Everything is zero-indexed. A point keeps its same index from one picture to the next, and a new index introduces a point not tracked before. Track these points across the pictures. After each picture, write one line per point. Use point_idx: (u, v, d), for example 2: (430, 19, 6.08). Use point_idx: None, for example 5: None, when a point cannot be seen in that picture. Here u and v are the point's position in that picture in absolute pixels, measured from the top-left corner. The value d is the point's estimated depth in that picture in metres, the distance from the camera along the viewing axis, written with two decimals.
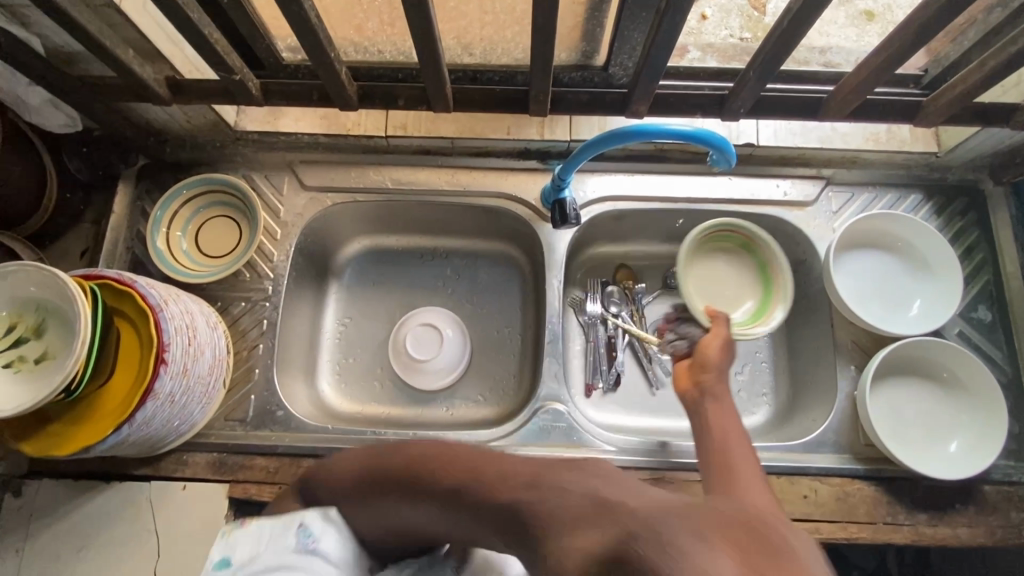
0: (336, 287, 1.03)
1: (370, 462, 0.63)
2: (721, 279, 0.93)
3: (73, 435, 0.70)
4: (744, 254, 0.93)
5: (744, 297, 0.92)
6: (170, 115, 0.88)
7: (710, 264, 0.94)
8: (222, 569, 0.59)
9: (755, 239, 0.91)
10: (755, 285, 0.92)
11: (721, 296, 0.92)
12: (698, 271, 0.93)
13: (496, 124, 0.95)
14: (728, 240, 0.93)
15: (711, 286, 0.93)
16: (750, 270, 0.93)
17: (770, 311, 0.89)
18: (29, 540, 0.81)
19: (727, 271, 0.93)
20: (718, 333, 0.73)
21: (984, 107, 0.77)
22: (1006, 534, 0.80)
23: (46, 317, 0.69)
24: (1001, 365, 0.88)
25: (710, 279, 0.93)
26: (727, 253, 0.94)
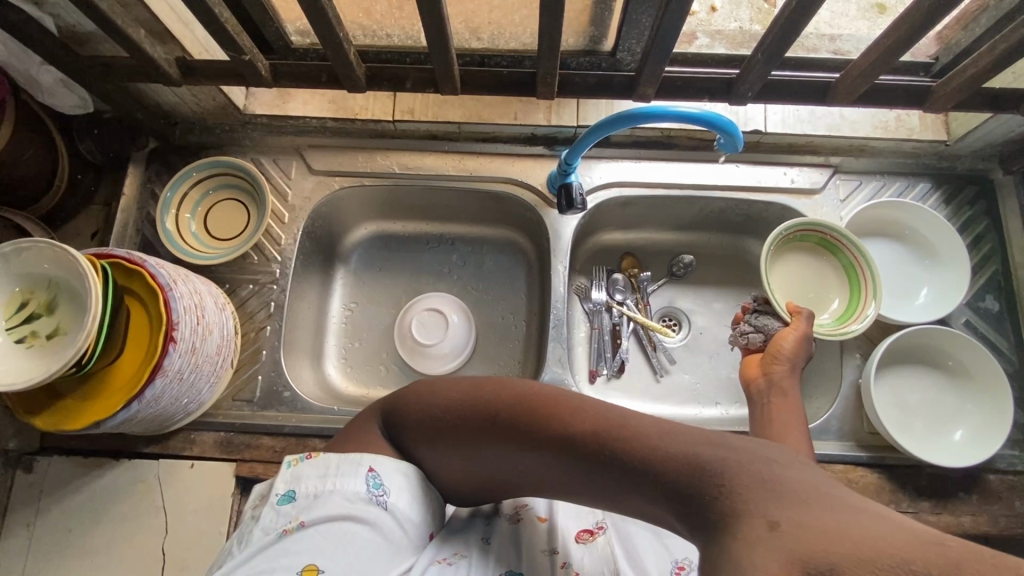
0: (342, 271, 1.04)
1: (452, 406, 0.59)
2: (800, 280, 0.90)
3: (84, 411, 0.71)
4: (828, 254, 0.90)
5: (827, 299, 0.89)
6: (180, 97, 0.89)
7: (790, 263, 0.91)
8: (285, 503, 0.57)
9: (841, 239, 0.87)
10: (840, 285, 0.89)
11: (799, 296, 0.90)
12: (776, 270, 0.90)
13: (503, 109, 0.95)
14: (812, 240, 0.90)
15: (791, 286, 0.90)
16: (833, 270, 0.90)
17: (861, 307, 0.85)
18: (40, 516, 0.82)
19: (807, 269, 0.91)
20: (796, 328, 0.76)
21: (995, 94, 0.76)
22: (1009, 524, 0.80)
23: (59, 294, 0.70)
24: (1008, 355, 0.88)
25: (790, 279, 0.90)
26: (808, 252, 0.91)
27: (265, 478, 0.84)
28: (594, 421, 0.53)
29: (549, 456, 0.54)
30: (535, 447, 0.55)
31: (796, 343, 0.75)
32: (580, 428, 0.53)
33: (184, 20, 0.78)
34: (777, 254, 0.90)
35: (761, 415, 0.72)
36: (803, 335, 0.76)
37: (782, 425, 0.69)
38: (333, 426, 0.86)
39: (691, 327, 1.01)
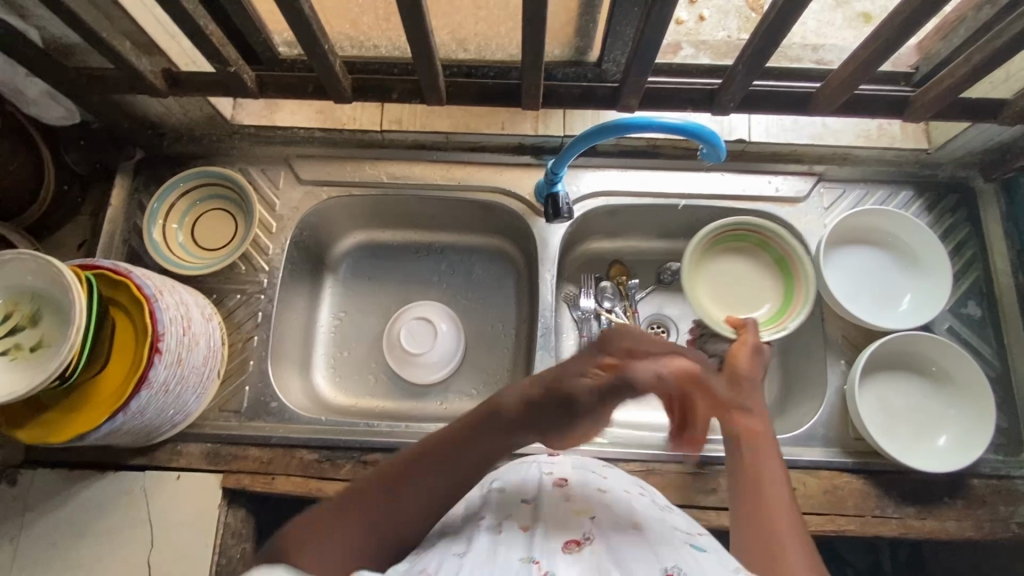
0: (331, 281, 1.04)
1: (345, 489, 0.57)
2: (739, 283, 0.95)
3: (67, 423, 0.70)
4: (759, 252, 0.95)
5: (767, 296, 0.94)
6: (166, 108, 0.89)
7: (723, 270, 0.96)
8: None
9: (764, 233, 0.92)
10: (778, 280, 0.94)
11: (740, 299, 0.95)
12: (710, 278, 0.95)
13: (490, 119, 0.96)
14: (741, 241, 0.95)
15: (729, 291, 0.95)
16: (769, 267, 0.95)
17: (794, 302, 0.90)
18: (24, 529, 0.82)
19: (744, 272, 0.96)
20: (745, 343, 0.76)
21: (972, 103, 0.77)
22: (994, 528, 0.81)
23: (43, 306, 0.70)
24: (990, 361, 0.89)
25: (729, 282, 0.95)
26: (740, 255, 0.96)
27: (251, 489, 0.83)
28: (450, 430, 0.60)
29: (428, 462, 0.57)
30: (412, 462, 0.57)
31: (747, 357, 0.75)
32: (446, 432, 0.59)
33: (171, 32, 0.78)
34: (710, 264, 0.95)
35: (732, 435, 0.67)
36: (758, 349, 0.76)
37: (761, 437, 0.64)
38: (321, 436, 0.85)
39: (679, 333, 1.01)
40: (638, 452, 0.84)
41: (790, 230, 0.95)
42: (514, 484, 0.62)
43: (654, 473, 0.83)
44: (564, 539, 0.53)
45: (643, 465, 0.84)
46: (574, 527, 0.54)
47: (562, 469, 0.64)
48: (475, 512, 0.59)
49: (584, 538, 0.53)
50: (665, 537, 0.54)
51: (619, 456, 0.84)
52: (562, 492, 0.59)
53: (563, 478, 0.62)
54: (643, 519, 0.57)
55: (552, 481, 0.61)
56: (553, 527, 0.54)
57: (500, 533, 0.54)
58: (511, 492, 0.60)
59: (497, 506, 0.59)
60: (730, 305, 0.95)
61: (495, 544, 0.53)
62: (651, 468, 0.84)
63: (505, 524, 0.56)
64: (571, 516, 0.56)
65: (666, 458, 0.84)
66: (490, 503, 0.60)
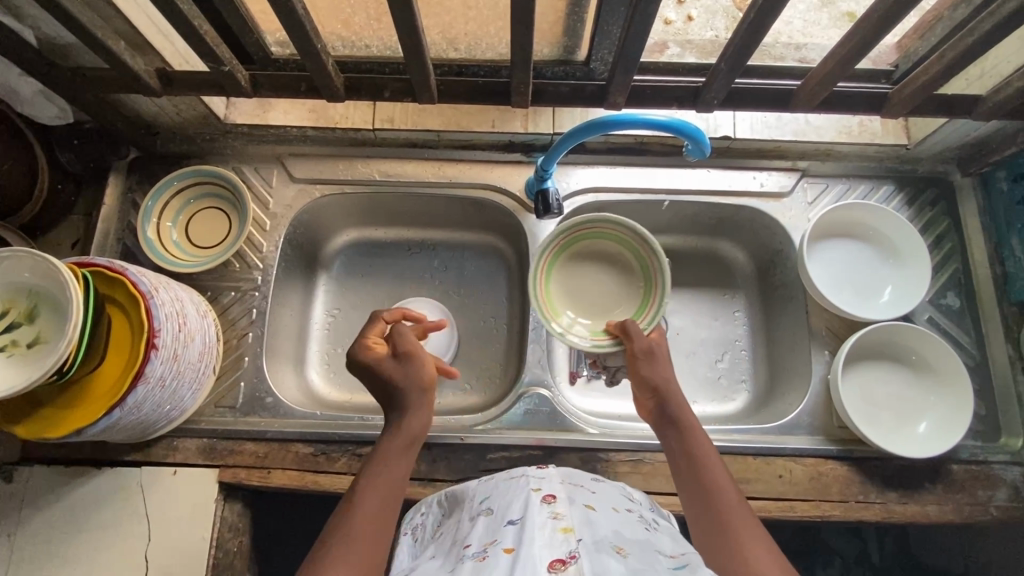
0: (325, 278, 1.06)
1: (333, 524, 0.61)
2: (592, 288, 0.87)
3: (64, 417, 0.71)
4: (594, 243, 0.87)
5: (625, 290, 0.87)
6: (160, 107, 0.90)
7: (569, 279, 0.88)
8: None
9: (587, 226, 0.84)
10: (623, 263, 0.87)
11: (600, 304, 0.87)
12: (560, 293, 0.87)
13: (480, 117, 0.97)
14: (578, 243, 0.87)
15: (582, 302, 0.87)
16: (612, 254, 0.87)
17: (652, 293, 0.83)
18: (21, 525, 0.82)
19: (592, 274, 0.88)
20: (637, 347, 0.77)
21: (948, 100, 0.79)
22: (973, 512, 0.83)
23: (39, 302, 0.71)
24: (969, 350, 0.91)
25: (580, 291, 0.88)
26: (581, 258, 0.88)
27: (247, 483, 0.84)
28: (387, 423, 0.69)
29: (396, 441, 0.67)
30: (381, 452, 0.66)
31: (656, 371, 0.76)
32: (408, 421, 0.68)
33: (163, 32, 0.79)
34: (555, 279, 0.87)
35: (674, 447, 0.70)
36: (660, 351, 0.77)
37: (692, 433, 0.70)
38: (316, 431, 0.87)
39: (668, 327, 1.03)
40: (629, 442, 0.86)
41: (775, 224, 0.97)
42: (505, 504, 0.63)
43: (644, 462, 0.85)
44: (551, 559, 0.51)
45: (632, 454, 0.86)
46: (559, 546, 0.52)
47: (552, 486, 0.64)
48: (469, 536, 0.60)
49: (569, 556, 0.51)
50: (647, 562, 0.53)
51: (610, 447, 0.86)
52: (549, 508, 0.59)
53: (552, 494, 0.62)
54: (627, 543, 0.56)
55: (541, 498, 0.61)
56: (539, 546, 0.53)
57: (487, 557, 0.53)
58: (501, 514, 0.61)
59: (488, 530, 0.59)
60: (594, 316, 0.86)
61: (479, 567, 0.52)
62: (640, 457, 0.85)
63: (492, 548, 0.55)
64: (556, 534, 0.55)
65: (656, 448, 0.86)
66: (481, 526, 0.61)
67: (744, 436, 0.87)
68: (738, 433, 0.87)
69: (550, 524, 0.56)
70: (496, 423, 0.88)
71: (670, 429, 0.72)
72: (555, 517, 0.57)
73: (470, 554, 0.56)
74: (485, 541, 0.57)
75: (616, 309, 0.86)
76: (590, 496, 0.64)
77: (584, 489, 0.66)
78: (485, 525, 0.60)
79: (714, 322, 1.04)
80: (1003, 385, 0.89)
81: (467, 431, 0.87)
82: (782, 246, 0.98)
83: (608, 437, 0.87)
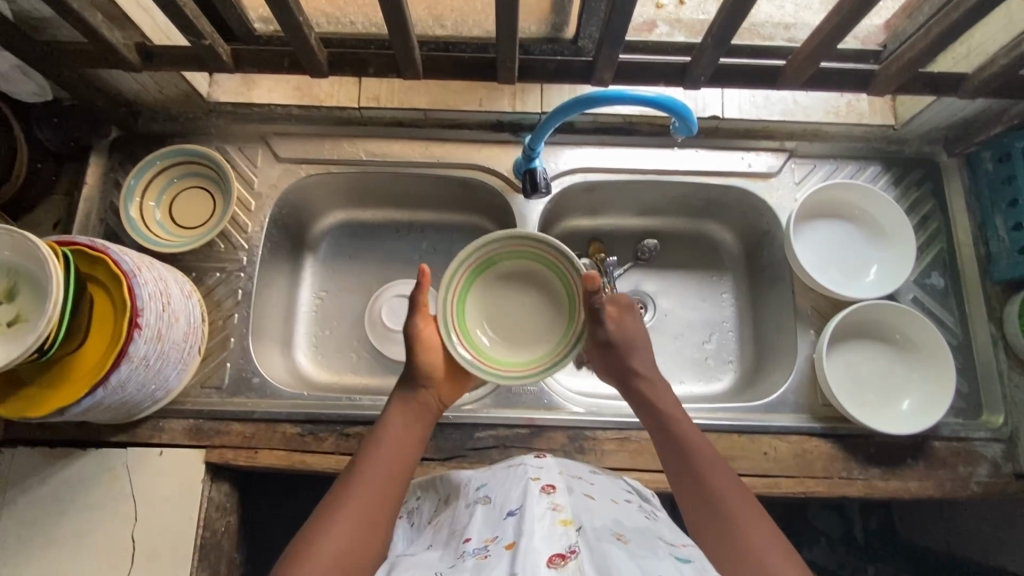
0: (312, 260, 1.05)
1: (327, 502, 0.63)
2: (515, 309, 0.80)
3: (48, 397, 0.71)
4: (498, 267, 0.79)
5: (546, 319, 0.80)
6: (141, 85, 0.88)
7: (490, 311, 0.80)
8: None
9: (520, 242, 0.77)
10: (533, 273, 0.80)
11: (518, 331, 0.80)
12: (476, 313, 0.79)
13: (468, 96, 0.96)
14: (484, 273, 0.79)
15: (509, 329, 0.80)
16: (521, 271, 0.80)
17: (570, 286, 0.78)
18: (6, 507, 0.82)
19: (509, 298, 0.80)
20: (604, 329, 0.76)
21: (934, 78, 0.79)
22: (953, 487, 0.85)
23: (18, 281, 0.70)
24: (953, 329, 0.92)
25: (502, 309, 0.80)
26: (511, 276, 0.80)
27: (234, 463, 0.84)
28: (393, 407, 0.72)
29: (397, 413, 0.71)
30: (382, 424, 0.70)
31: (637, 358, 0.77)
32: (396, 399, 0.73)
33: (142, 5, 0.77)
34: (472, 298, 0.79)
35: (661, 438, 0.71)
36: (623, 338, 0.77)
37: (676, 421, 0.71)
38: (303, 411, 0.86)
39: (657, 309, 1.04)
40: (615, 420, 0.87)
41: (762, 205, 0.97)
42: (504, 492, 0.64)
43: (631, 440, 0.85)
44: (550, 553, 0.52)
45: (619, 432, 0.86)
46: (559, 540, 0.53)
47: (550, 476, 0.65)
48: (468, 529, 0.61)
49: (569, 551, 0.52)
50: (648, 548, 0.54)
51: (596, 425, 0.86)
52: (548, 498, 0.60)
53: (551, 484, 0.62)
54: (626, 532, 0.57)
55: (539, 487, 0.61)
56: (539, 538, 0.53)
57: (488, 555, 0.54)
58: (501, 505, 0.62)
59: (488, 523, 0.60)
60: (524, 341, 0.79)
61: (482, 565, 0.52)
62: (627, 435, 0.86)
63: (493, 544, 0.56)
64: (556, 525, 0.55)
65: (643, 426, 0.86)
66: (479, 518, 0.61)
67: (731, 415, 0.88)
68: (723, 412, 0.87)
69: (550, 516, 0.56)
70: (483, 403, 0.88)
71: (655, 421, 0.72)
72: (555, 508, 0.58)
73: (470, 550, 0.56)
74: (485, 536, 0.58)
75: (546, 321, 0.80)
76: (590, 488, 0.66)
77: (584, 481, 0.68)
78: (484, 517, 0.61)
79: (701, 304, 1.05)
80: (985, 363, 0.91)
81: (455, 410, 0.87)
82: (769, 227, 0.98)
83: (594, 416, 0.87)
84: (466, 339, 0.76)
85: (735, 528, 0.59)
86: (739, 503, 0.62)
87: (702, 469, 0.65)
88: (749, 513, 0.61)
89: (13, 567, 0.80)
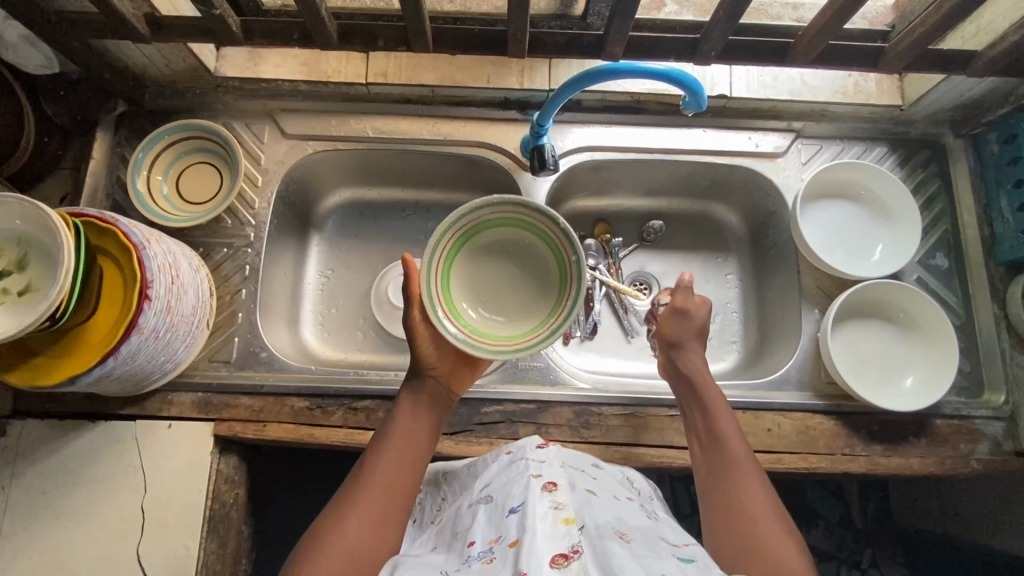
0: (318, 238, 1.05)
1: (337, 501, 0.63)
2: (505, 281, 0.72)
3: (58, 366, 0.71)
4: (483, 236, 0.71)
5: (540, 293, 0.72)
6: (149, 58, 0.88)
7: (474, 285, 0.72)
8: None
9: (512, 212, 0.69)
10: (520, 241, 0.72)
11: (509, 305, 0.72)
12: (461, 282, 0.71)
13: (476, 73, 0.95)
14: (470, 241, 0.71)
15: (496, 302, 0.72)
16: (507, 240, 0.72)
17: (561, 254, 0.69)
18: (16, 478, 0.83)
19: (496, 271, 0.73)
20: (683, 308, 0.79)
21: (944, 55, 0.79)
22: (955, 464, 0.86)
23: (29, 251, 0.70)
24: (956, 308, 0.93)
25: (492, 283, 0.72)
26: (506, 244, 0.72)
27: (243, 437, 0.84)
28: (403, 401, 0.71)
29: (407, 405, 0.71)
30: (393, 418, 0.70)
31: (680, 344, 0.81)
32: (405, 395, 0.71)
33: None
34: (457, 272, 0.71)
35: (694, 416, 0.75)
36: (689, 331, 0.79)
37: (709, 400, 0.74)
38: (311, 385, 0.87)
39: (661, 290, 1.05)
40: (621, 397, 0.87)
41: (769, 185, 0.98)
42: (505, 491, 0.62)
43: (636, 416, 0.86)
44: (554, 553, 0.51)
45: (623, 408, 0.87)
46: (562, 539, 0.52)
47: (552, 472, 0.64)
48: (472, 531, 0.60)
49: (572, 551, 0.51)
50: (651, 548, 0.54)
51: (602, 401, 0.87)
52: (550, 496, 0.58)
53: (552, 481, 0.61)
54: (629, 530, 0.57)
55: (541, 484, 0.60)
56: (542, 538, 0.53)
57: (493, 557, 0.54)
58: (502, 502, 0.60)
59: (491, 523, 0.59)
60: (512, 315, 0.71)
61: (487, 568, 0.52)
62: (632, 411, 0.87)
63: (498, 544, 0.55)
64: (558, 525, 0.54)
65: (648, 403, 0.87)
66: (483, 519, 0.61)
67: (735, 392, 0.89)
68: (727, 389, 0.88)
69: (551, 515, 0.55)
70: (490, 378, 0.88)
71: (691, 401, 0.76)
72: (557, 507, 0.57)
73: (475, 554, 0.56)
74: (489, 537, 0.57)
75: (534, 293, 0.72)
76: (591, 482, 0.67)
77: (585, 475, 0.68)
78: (487, 516, 0.60)
79: (706, 285, 1.05)
80: (987, 343, 0.91)
81: None
82: (775, 208, 0.99)
83: (599, 392, 0.88)
84: (452, 315, 0.69)
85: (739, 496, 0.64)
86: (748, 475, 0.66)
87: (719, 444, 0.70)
88: (753, 486, 0.65)
89: (24, 536, 0.81)
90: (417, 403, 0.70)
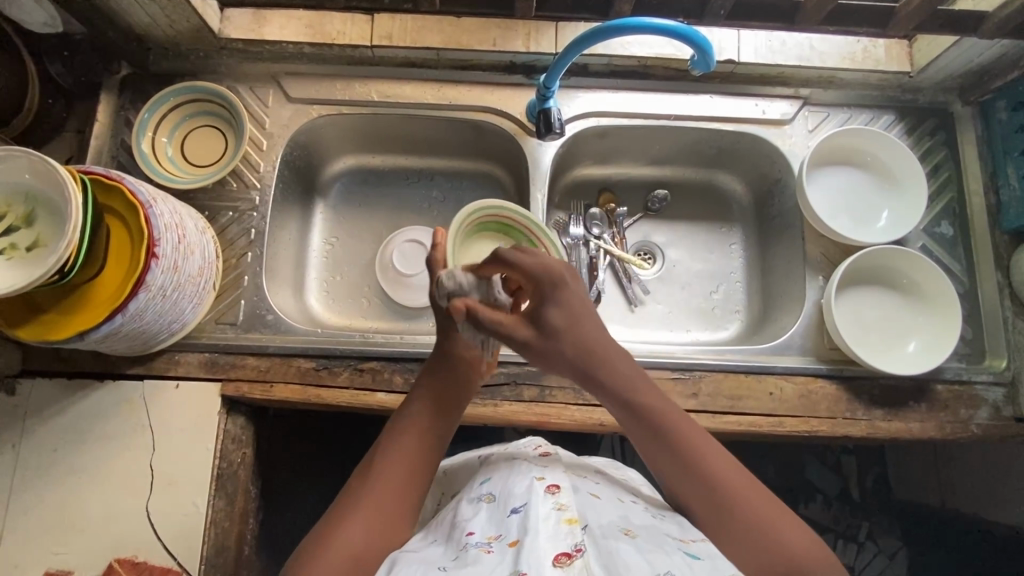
0: (321, 205, 1.05)
1: (345, 495, 0.62)
2: None
3: (67, 322, 0.72)
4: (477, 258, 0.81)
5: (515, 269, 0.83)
6: (151, 17, 0.87)
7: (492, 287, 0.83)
8: None
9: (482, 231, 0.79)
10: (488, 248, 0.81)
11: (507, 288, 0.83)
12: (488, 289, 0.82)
13: (482, 36, 0.94)
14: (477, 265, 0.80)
15: None
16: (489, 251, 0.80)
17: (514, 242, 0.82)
18: (26, 436, 0.83)
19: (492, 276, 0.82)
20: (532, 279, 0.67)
21: (954, 15, 0.79)
22: (954, 428, 0.86)
23: (36, 207, 0.70)
24: (960, 276, 0.93)
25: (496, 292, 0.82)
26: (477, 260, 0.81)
27: (249, 397, 0.85)
28: (420, 394, 0.69)
29: (423, 403, 0.68)
30: (401, 421, 0.66)
31: (500, 261, 0.66)
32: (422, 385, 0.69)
33: None
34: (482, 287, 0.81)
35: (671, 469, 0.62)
36: (567, 322, 0.66)
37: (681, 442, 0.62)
38: (316, 346, 0.87)
39: (665, 260, 1.05)
40: None
41: (775, 153, 0.97)
42: (507, 488, 0.62)
43: None
44: (555, 552, 0.52)
45: None
46: (563, 538, 0.53)
47: (555, 475, 0.63)
48: (470, 523, 0.60)
49: (574, 549, 0.53)
50: (657, 544, 0.55)
51: None
52: (553, 498, 0.59)
53: (556, 484, 0.61)
54: (634, 528, 0.58)
55: (544, 486, 0.60)
56: (544, 537, 0.53)
57: (491, 550, 0.54)
58: (504, 501, 0.60)
59: (492, 518, 0.59)
60: None
61: (485, 559, 0.52)
62: None
63: (496, 540, 0.55)
64: (561, 525, 0.55)
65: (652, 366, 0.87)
66: (484, 511, 0.60)
67: (737, 355, 0.89)
68: (729, 352, 0.89)
69: (554, 515, 0.56)
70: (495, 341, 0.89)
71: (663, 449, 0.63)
72: (560, 508, 0.57)
73: (473, 544, 0.56)
74: (489, 531, 0.57)
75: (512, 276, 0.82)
76: (594, 486, 0.66)
77: (588, 480, 0.67)
78: (487, 511, 0.60)
79: (711, 255, 1.06)
80: (991, 311, 0.92)
81: None
82: (782, 175, 0.98)
83: None
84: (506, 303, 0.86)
85: (784, 561, 0.55)
86: (785, 527, 0.57)
87: (732, 496, 0.59)
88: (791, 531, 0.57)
89: (35, 493, 0.82)
90: (437, 405, 0.68)
